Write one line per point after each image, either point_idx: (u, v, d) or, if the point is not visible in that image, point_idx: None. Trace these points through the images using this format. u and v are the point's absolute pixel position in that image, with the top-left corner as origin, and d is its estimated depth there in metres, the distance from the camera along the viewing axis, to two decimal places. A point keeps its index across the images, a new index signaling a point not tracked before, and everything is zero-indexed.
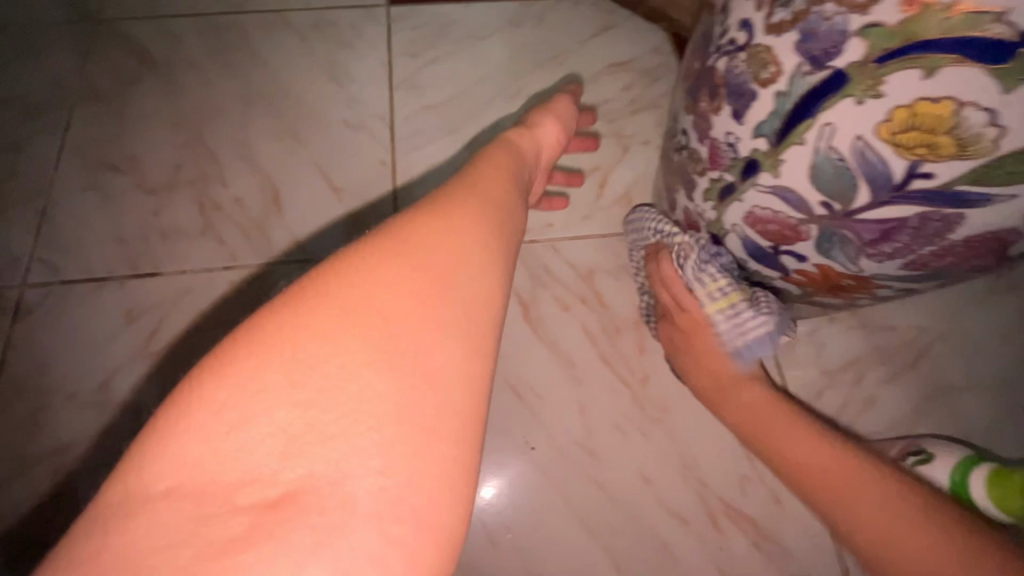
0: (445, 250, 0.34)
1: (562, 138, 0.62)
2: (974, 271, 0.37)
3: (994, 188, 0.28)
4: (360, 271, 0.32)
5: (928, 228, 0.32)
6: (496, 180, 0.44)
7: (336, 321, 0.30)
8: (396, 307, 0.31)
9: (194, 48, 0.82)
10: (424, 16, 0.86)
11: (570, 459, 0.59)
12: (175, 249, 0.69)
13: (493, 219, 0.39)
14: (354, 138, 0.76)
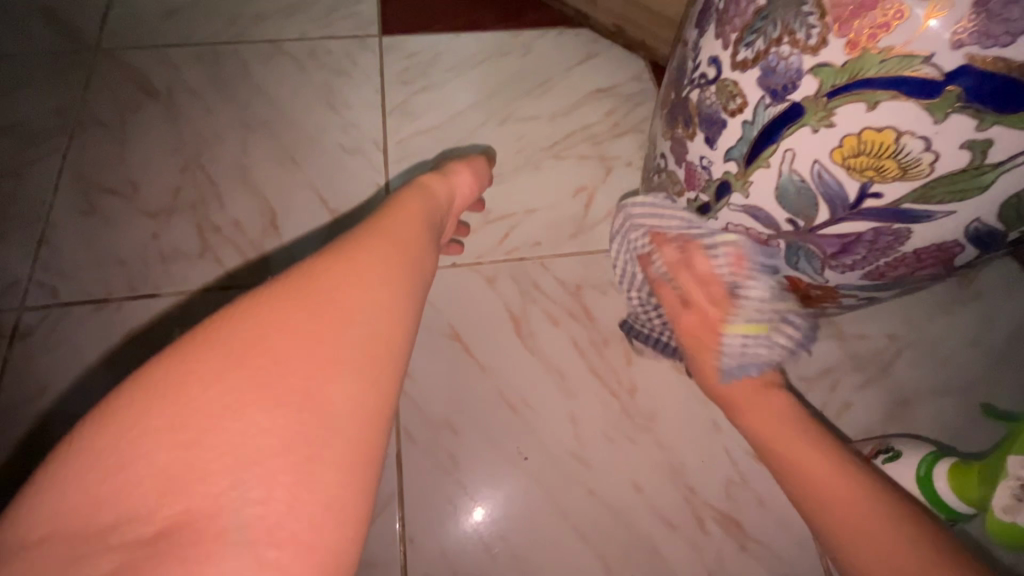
0: (340, 294, 0.39)
1: (474, 189, 0.68)
2: (927, 279, 0.40)
3: (933, 206, 0.32)
4: (255, 318, 0.37)
5: (881, 242, 0.36)
6: (407, 228, 0.49)
7: (224, 363, 0.35)
8: (285, 345, 0.36)
9: (194, 76, 0.84)
10: (415, 46, 0.90)
11: (563, 466, 0.61)
12: (173, 272, 0.70)
13: (395, 262, 0.44)
14: (349, 160, 0.79)
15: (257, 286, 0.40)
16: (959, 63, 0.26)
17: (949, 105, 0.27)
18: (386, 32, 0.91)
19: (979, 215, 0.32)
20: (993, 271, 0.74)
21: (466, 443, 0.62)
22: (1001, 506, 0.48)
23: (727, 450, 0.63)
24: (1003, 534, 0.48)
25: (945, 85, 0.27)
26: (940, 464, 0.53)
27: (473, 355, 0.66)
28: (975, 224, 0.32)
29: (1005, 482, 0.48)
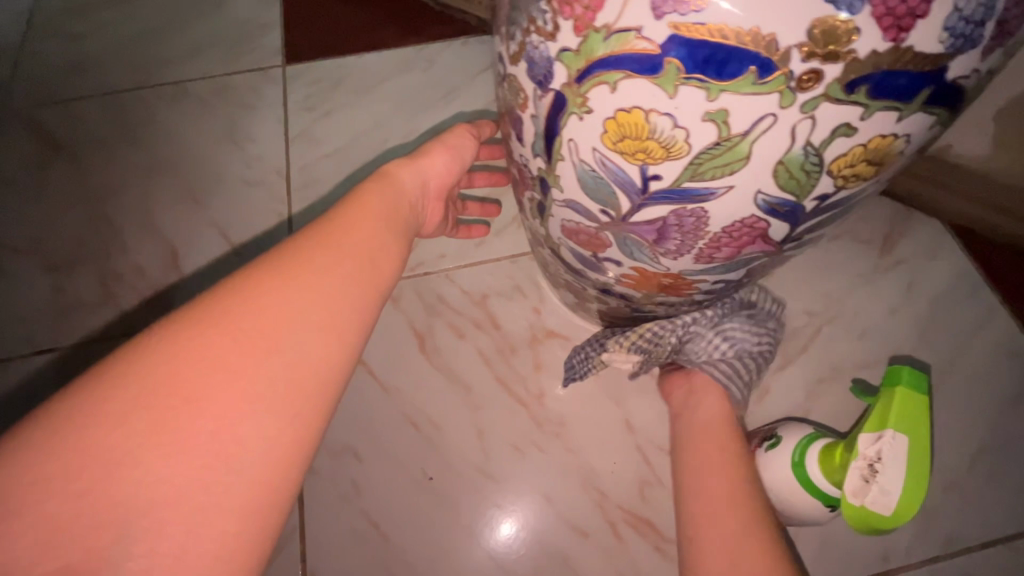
0: (270, 317, 0.36)
1: (455, 168, 0.57)
2: (763, 257, 0.38)
3: (708, 182, 0.30)
4: (172, 346, 0.33)
5: (686, 225, 0.34)
6: (356, 229, 0.43)
7: (130, 399, 0.31)
8: (202, 377, 0.32)
9: (98, 125, 0.85)
10: (318, 71, 0.89)
11: (467, 482, 0.60)
12: (75, 322, 0.70)
13: (343, 275, 0.40)
14: (252, 193, 0.79)
15: (184, 311, 0.35)
16: (666, 33, 0.24)
17: (676, 78, 0.25)
18: (290, 60, 0.91)
19: (760, 187, 0.30)
20: (911, 238, 0.72)
21: (370, 469, 0.60)
22: (852, 491, 0.45)
23: (639, 448, 0.62)
24: (861, 522, 0.45)
25: (663, 58, 0.25)
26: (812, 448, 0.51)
27: (376, 376, 0.65)
28: (761, 197, 0.30)
29: (856, 463, 0.45)
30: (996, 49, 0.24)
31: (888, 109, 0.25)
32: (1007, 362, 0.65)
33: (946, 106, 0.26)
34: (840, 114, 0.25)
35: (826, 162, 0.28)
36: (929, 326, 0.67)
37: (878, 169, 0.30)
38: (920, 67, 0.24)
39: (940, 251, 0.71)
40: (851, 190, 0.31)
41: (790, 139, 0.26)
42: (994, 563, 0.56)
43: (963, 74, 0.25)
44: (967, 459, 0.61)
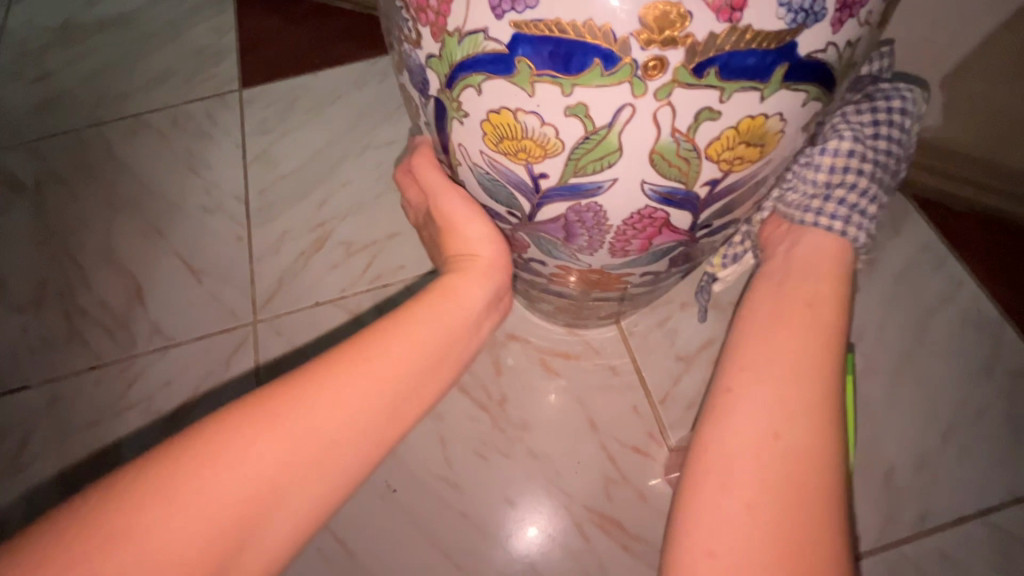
0: (356, 417, 0.35)
1: (497, 265, 0.42)
2: (678, 246, 0.37)
3: (592, 176, 0.29)
4: (286, 424, 0.33)
5: (588, 221, 0.33)
6: (442, 326, 0.40)
7: (238, 470, 0.31)
8: (291, 463, 0.33)
9: (60, 164, 0.86)
10: (274, 93, 0.90)
11: (431, 492, 0.60)
12: (42, 361, 0.70)
13: (430, 365, 0.39)
14: (212, 219, 0.79)
15: (303, 384, 0.35)
16: (509, 32, 0.24)
17: (529, 76, 0.25)
18: (246, 85, 0.92)
19: (644, 176, 0.29)
20: None
21: None
22: None
23: (603, 447, 0.61)
24: None
25: (512, 57, 0.25)
26: None
27: None
28: (650, 187, 0.30)
29: None
30: (846, 20, 0.24)
31: (747, 90, 0.25)
32: (969, 332, 0.65)
33: (813, 82, 0.26)
34: (697, 100, 0.25)
35: (702, 148, 0.27)
36: (892, 303, 0.67)
37: (762, 149, 0.29)
38: (767, 45, 0.23)
39: (901, 227, 0.71)
40: (743, 174, 0.30)
41: (656, 127, 0.26)
42: (966, 538, 0.56)
43: (819, 49, 0.25)
44: (936, 434, 0.60)
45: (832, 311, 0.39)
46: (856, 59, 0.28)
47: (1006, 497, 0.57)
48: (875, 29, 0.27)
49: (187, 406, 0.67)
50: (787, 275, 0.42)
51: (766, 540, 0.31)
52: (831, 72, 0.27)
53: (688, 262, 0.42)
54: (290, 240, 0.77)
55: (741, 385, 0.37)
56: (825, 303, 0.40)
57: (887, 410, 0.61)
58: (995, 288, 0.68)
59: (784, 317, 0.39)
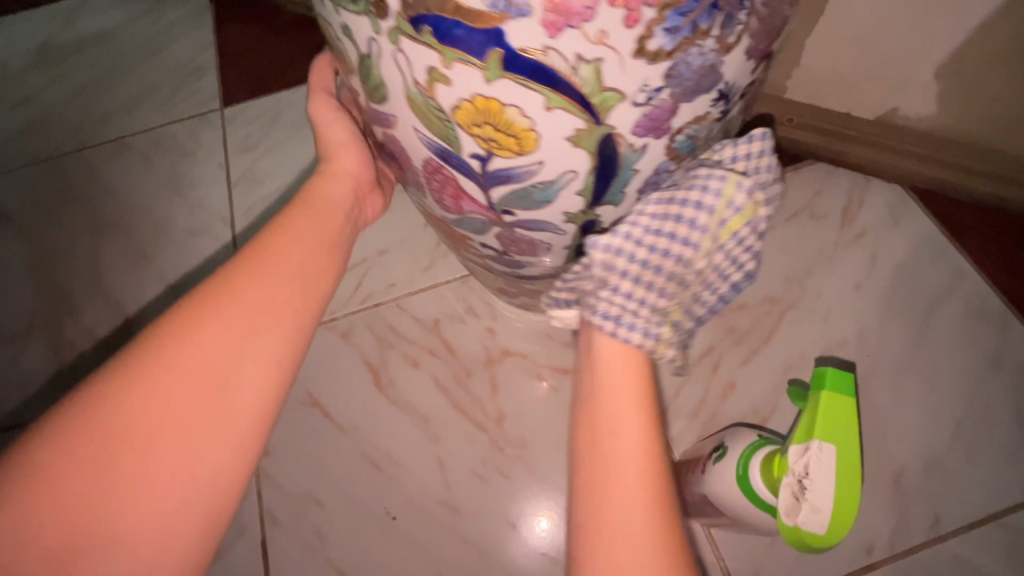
0: (262, 298, 0.39)
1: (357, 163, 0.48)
2: (489, 223, 0.39)
3: (379, 104, 0.33)
4: (192, 323, 0.37)
5: (399, 150, 0.36)
6: (317, 224, 0.44)
7: (156, 369, 0.34)
8: (209, 348, 0.36)
9: (42, 193, 0.84)
10: (256, 109, 0.88)
11: (432, 518, 0.59)
12: (32, 398, 0.69)
13: (320, 250, 0.43)
14: (198, 243, 0.78)
15: (195, 292, 0.39)
16: None
17: None
18: (227, 103, 0.90)
19: (411, 121, 0.32)
20: (867, 211, 0.70)
21: (334, 517, 0.59)
22: (784, 509, 0.39)
23: None
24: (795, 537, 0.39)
25: None
26: (755, 456, 0.44)
27: (332, 417, 0.64)
28: (421, 135, 0.32)
29: (786, 478, 0.39)
30: (563, 28, 0.24)
31: (463, 63, 0.27)
32: (975, 327, 0.63)
33: (545, 86, 0.27)
34: (421, 53, 0.27)
35: (446, 110, 0.30)
36: (895, 300, 0.65)
37: (517, 143, 0.30)
38: (470, 21, 0.25)
39: (900, 220, 0.69)
40: (507, 162, 0.31)
41: (400, 72, 0.29)
42: (980, 541, 0.55)
43: (535, 49, 0.25)
44: (944, 434, 0.59)
45: (637, 428, 0.37)
46: (618, 83, 0.27)
47: (1019, 497, 0.56)
48: (634, 61, 0.26)
49: None
50: (593, 395, 0.38)
51: None
52: (570, 84, 0.26)
53: (536, 254, 0.42)
54: None
55: (587, 555, 0.34)
56: (631, 415, 0.37)
57: (894, 411, 0.60)
58: (1002, 280, 0.66)
59: (602, 452, 0.36)
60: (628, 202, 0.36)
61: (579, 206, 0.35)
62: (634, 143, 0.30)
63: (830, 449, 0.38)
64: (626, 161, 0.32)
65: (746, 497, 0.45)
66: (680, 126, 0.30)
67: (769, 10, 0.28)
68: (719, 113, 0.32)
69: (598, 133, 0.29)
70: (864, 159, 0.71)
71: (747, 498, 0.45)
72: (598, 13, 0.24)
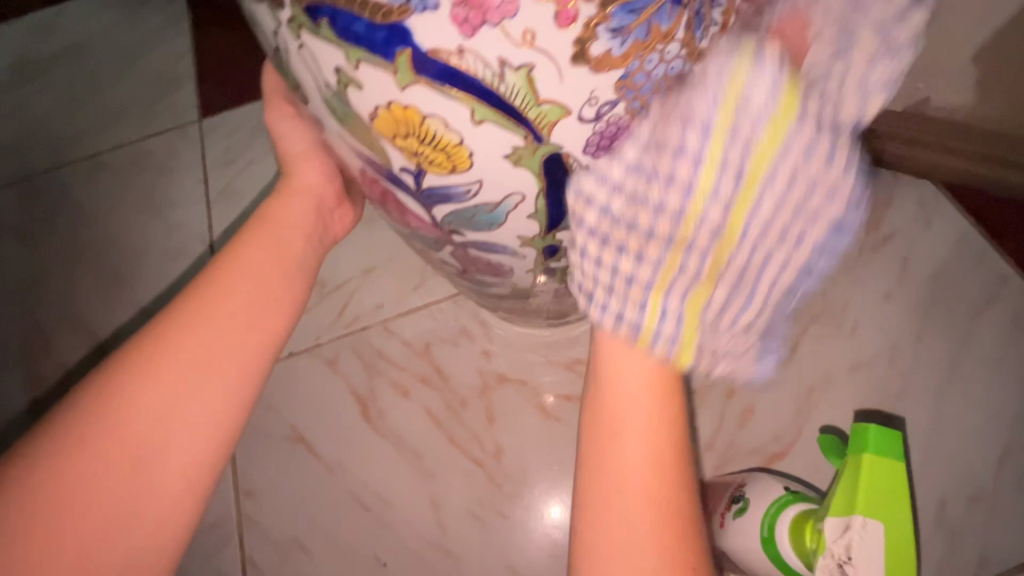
0: (205, 341, 0.36)
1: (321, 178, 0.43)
2: (438, 239, 0.34)
3: (303, 104, 0.28)
4: (129, 374, 0.34)
5: (336, 155, 0.32)
6: (271, 249, 0.41)
7: (90, 429, 0.32)
8: (147, 401, 0.34)
9: (15, 217, 0.80)
10: (235, 120, 0.84)
11: (426, 564, 0.54)
12: (4, 438, 0.66)
13: (275, 279, 0.40)
14: (175, 266, 0.74)
15: (137, 337, 0.36)
16: None
17: None
18: (206, 114, 0.85)
19: (334, 126, 0.27)
20: (894, 211, 0.64)
21: (321, 565, 0.55)
22: None
23: None
24: None
25: None
26: (782, 520, 0.45)
27: (317, 454, 0.59)
28: (348, 142, 0.28)
29: None
30: (480, 26, 0.19)
31: (371, 65, 0.21)
32: (1017, 340, 0.58)
33: (469, 97, 0.21)
34: (324, 51, 0.22)
35: (365, 119, 0.24)
36: (927, 311, 0.59)
37: (450, 162, 0.25)
38: (372, 15, 0.20)
39: (932, 220, 0.63)
40: (441, 180, 0.26)
41: (310, 70, 0.24)
42: None
43: (447, 51, 0.20)
44: (989, 464, 0.53)
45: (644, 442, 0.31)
46: (556, 95, 0.21)
47: None
48: (573, 70, 0.20)
49: None
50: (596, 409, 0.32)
51: None
52: (497, 94, 0.21)
53: (499, 276, 0.38)
54: None
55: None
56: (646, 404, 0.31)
57: (929, 437, 0.54)
58: None
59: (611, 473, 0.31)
60: None
61: (535, 230, 0.30)
62: (588, 165, 0.25)
63: (876, 525, 0.40)
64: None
65: (776, 566, 0.45)
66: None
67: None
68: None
69: (541, 153, 0.24)
70: (890, 153, 0.65)
71: (775, 564, 0.45)
72: (522, 8, 0.19)
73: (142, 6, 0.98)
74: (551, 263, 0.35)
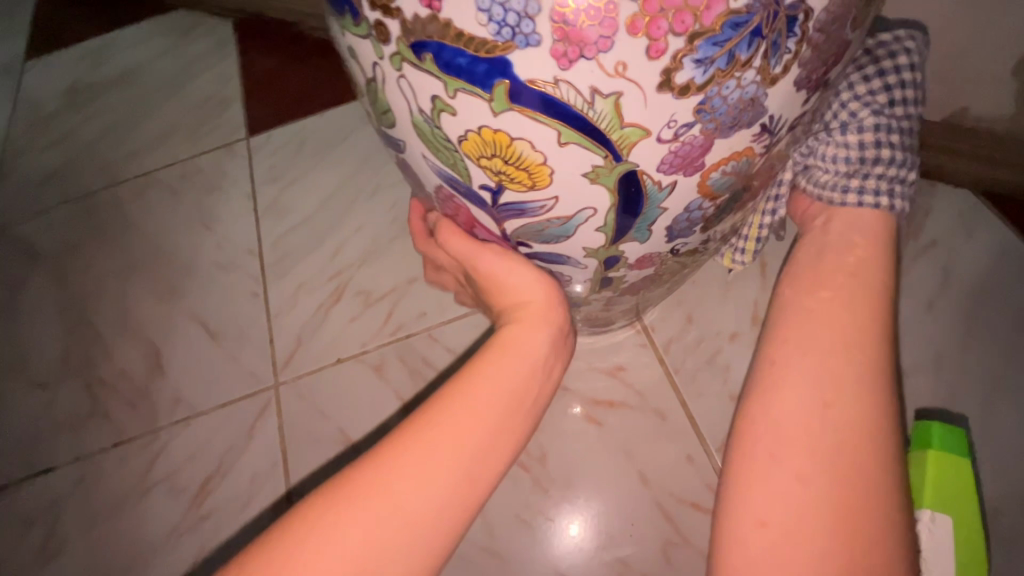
0: (429, 480, 0.35)
1: (554, 302, 0.39)
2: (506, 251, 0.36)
3: (388, 129, 0.30)
4: (360, 496, 0.34)
5: (412, 174, 0.34)
6: (507, 379, 0.38)
7: (315, 549, 0.33)
8: (364, 532, 0.33)
9: (75, 231, 0.85)
10: (281, 137, 0.87)
11: (471, 567, 0.56)
12: (67, 441, 0.69)
13: (504, 418, 0.37)
14: (227, 277, 0.77)
15: (375, 454, 0.36)
16: None
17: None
18: (253, 131, 0.89)
19: (419, 149, 0.29)
20: (936, 218, 0.64)
21: None
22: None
23: (658, 503, 0.56)
24: None
25: None
26: None
27: None
28: (431, 163, 0.30)
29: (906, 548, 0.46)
30: (577, 58, 0.21)
31: (470, 93, 0.24)
32: None
33: (559, 120, 0.23)
34: (424, 82, 0.24)
35: (454, 141, 0.26)
36: (972, 319, 0.59)
37: (532, 179, 0.27)
38: (475, 49, 0.22)
39: (975, 227, 0.63)
40: (519, 196, 0.28)
41: (405, 99, 0.26)
42: None
43: (544, 81, 0.22)
44: None
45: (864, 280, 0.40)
46: (639, 119, 0.23)
47: None
48: (658, 95, 0.22)
49: (216, 481, 0.64)
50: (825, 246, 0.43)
51: (826, 504, 0.33)
52: (585, 118, 0.23)
53: (560, 290, 0.40)
54: (306, 293, 0.73)
55: (783, 373, 0.38)
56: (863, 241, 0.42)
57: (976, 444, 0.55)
58: None
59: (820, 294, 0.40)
60: (654, 240, 0.32)
61: (600, 242, 0.31)
62: (660, 181, 0.26)
63: (945, 518, 0.46)
64: (651, 200, 0.28)
65: None
66: (714, 163, 0.26)
67: (826, 34, 0.24)
68: (761, 147, 0.27)
69: (618, 170, 0.25)
70: (927, 161, 0.65)
71: None
72: (616, 42, 0.21)
73: (192, 30, 1.03)
74: (609, 273, 0.36)
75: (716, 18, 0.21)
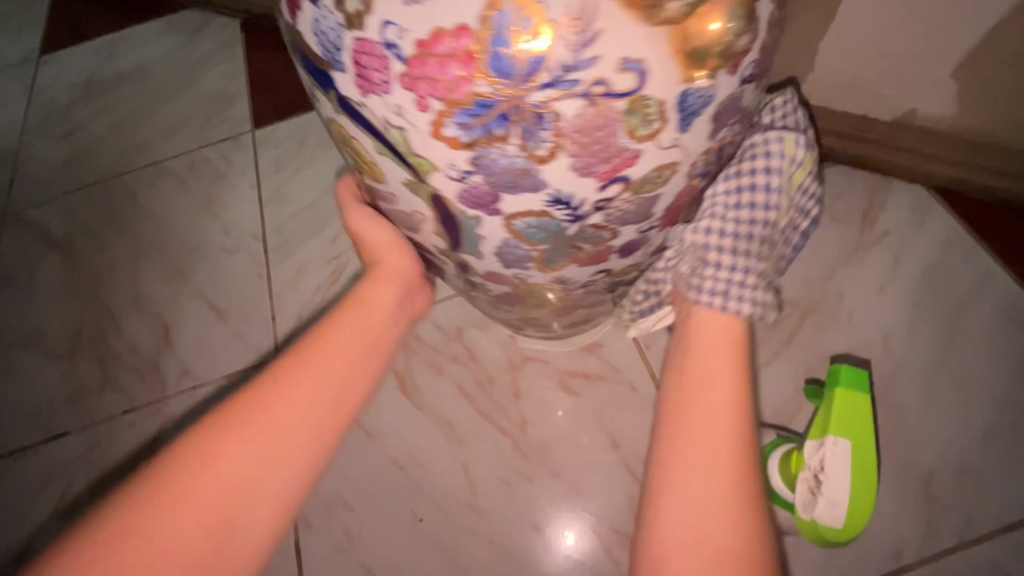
0: (293, 426, 0.37)
1: (402, 259, 0.42)
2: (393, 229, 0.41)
3: None
4: (221, 446, 0.35)
5: None
6: (360, 328, 0.42)
7: (177, 495, 0.34)
8: (232, 478, 0.35)
9: (88, 215, 0.90)
10: (284, 131, 0.93)
11: (454, 520, 0.60)
12: (79, 409, 0.73)
13: (359, 360, 0.41)
14: (232, 259, 0.82)
15: (231, 404, 0.38)
16: None
17: None
18: (258, 126, 0.94)
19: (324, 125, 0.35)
20: (887, 211, 0.70)
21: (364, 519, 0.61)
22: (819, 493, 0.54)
23: (627, 466, 0.61)
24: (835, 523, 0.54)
25: None
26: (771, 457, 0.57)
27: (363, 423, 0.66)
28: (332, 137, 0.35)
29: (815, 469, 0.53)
30: (369, 90, 0.26)
31: (322, 93, 0.29)
32: (1004, 329, 0.63)
33: (371, 134, 0.28)
34: (304, 74, 0.30)
35: (329, 125, 0.32)
36: (918, 303, 0.64)
37: (373, 171, 0.31)
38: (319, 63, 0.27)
39: (924, 221, 0.69)
40: (374, 184, 0.33)
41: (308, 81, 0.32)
42: (1013, 546, 0.54)
43: (356, 100, 0.27)
44: (972, 438, 0.58)
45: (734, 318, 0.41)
46: (427, 153, 0.27)
47: None
48: (434, 140, 0.26)
49: None
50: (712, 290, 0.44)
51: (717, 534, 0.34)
52: (387, 139, 0.27)
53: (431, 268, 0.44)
54: (306, 274, 0.78)
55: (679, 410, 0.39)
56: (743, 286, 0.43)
57: (919, 414, 0.60)
58: None
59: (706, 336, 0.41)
60: (492, 263, 0.34)
61: (444, 246, 0.35)
62: (465, 211, 0.29)
63: (844, 443, 0.54)
64: (467, 226, 0.31)
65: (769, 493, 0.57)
66: (513, 213, 0.29)
67: (589, 137, 0.25)
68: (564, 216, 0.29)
69: (424, 188, 0.29)
70: (886, 159, 0.70)
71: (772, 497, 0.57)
72: (393, 89, 0.25)
73: (202, 30, 1.08)
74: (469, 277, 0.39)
75: (466, 93, 0.24)
